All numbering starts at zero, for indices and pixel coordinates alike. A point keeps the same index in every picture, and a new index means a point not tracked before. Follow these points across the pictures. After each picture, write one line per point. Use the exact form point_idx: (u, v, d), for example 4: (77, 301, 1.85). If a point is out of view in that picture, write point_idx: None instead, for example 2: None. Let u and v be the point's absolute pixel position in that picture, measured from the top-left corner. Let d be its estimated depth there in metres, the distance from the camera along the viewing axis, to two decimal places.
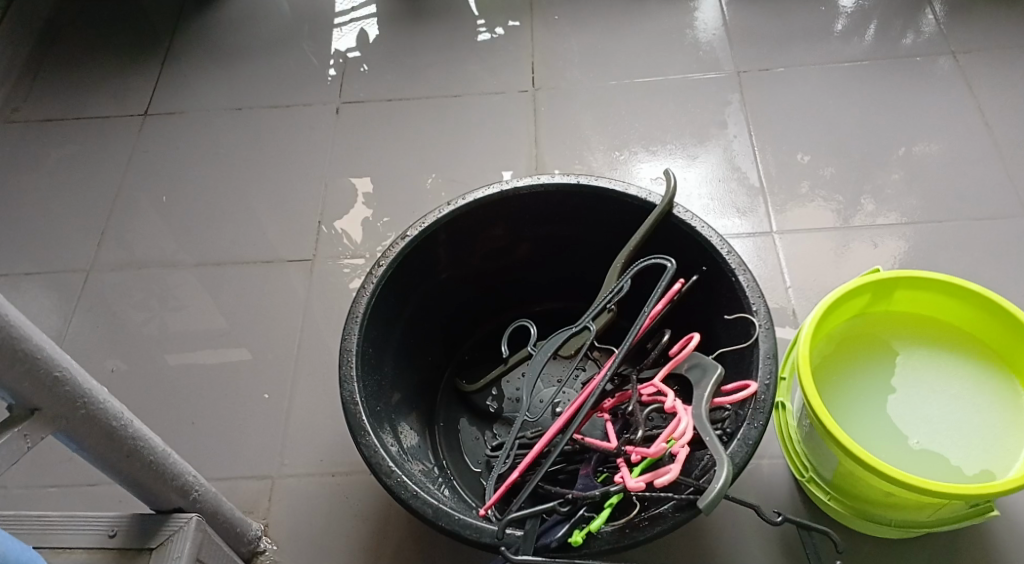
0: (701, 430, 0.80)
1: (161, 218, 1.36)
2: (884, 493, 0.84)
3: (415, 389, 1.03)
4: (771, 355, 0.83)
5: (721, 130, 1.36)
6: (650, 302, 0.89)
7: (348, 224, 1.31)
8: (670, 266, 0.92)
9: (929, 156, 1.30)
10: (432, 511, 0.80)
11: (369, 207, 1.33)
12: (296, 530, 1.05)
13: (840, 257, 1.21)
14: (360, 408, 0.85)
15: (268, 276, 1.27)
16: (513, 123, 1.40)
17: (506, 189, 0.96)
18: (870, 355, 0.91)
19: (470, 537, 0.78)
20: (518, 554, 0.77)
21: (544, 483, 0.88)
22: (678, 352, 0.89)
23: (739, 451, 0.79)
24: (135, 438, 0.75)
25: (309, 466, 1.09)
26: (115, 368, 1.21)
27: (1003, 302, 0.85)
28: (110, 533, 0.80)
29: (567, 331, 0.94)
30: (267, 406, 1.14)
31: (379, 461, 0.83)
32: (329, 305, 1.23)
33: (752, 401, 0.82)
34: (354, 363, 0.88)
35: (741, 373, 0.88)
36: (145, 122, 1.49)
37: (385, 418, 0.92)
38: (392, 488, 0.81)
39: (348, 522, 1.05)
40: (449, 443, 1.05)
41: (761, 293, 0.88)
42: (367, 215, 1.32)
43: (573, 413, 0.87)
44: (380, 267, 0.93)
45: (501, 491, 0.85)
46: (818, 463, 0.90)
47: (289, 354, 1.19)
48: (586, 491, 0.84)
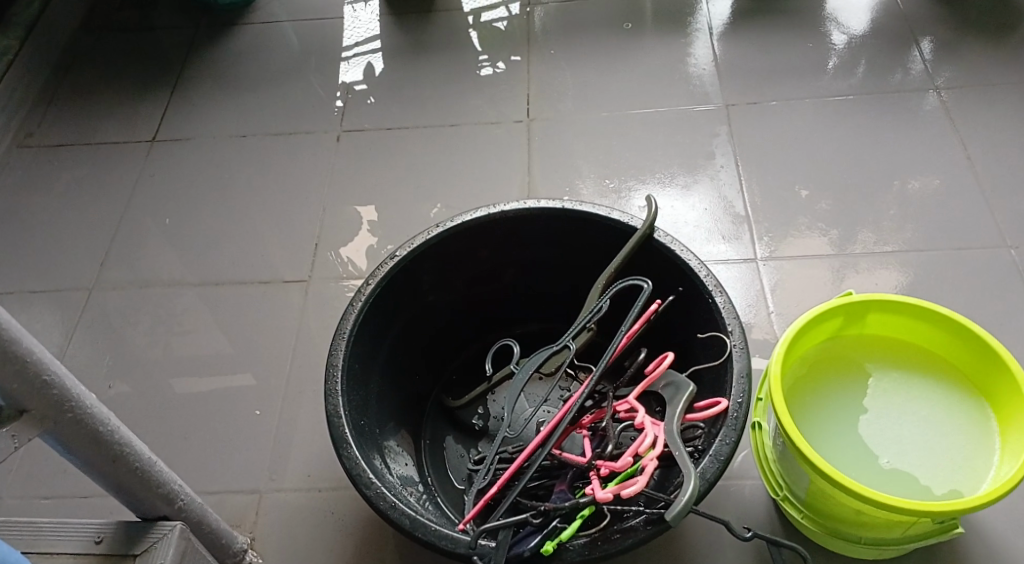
0: (671, 445, 0.83)
1: (163, 240, 1.40)
2: (854, 511, 0.85)
3: (402, 406, 1.05)
4: (744, 373, 0.85)
5: (709, 161, 1.39)
6: (627, 321, 0.92)
7: (353, 252, 1.34)
8: (647, 287, 0.94)
9: (913, 189, 1.32)
10: (409, 522, 0.82)
11: (375, 235, 1.36)
12: (282, 543, 1.07)
13: (833, 285, 1.23)
14: (343, 421, 0.88)
15: (265, 297, 1.30)
16: (508, 152, 1.44)
17: (493, 212, 1.00)
18: (843, 377, 0.93)
19: (444, 547, 0.81)
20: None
21: (521, 497, 0.90)
22: (653, 370, 0.91)
23: (709, 466, 0.81)
24: (121, 444, 0.77)
25: (297, 481, 1.11)
26: (113, 385, 1.24)
27: (972, 325, 0.87)
28: (95, 540, 0.82)
29: (548, 350, 0.96)
30: (259, 422, 1.17)
31: (359, 472, 0.85)
32: (323, 326, 1.26)
33: (724, 418, 0.84)
34: (339, 377, 0.90)
35: (716, 392, 0.90)
36: (153, 147, 1.54)
37: (370, 432, 0.94)
38: (372, 498, 0.83)
39: (332, 537, 1.06)
40: (434, 459, 1.07)
41: (736, 314, 0.90)
42: (373, 243, 1.35)
43: (552, 428, 0.89)
44: (369, 285, 0.96)
45: (479, 505, 0.87)
46: (791, 481, 0.91)
47: (282, 372, 1.22)
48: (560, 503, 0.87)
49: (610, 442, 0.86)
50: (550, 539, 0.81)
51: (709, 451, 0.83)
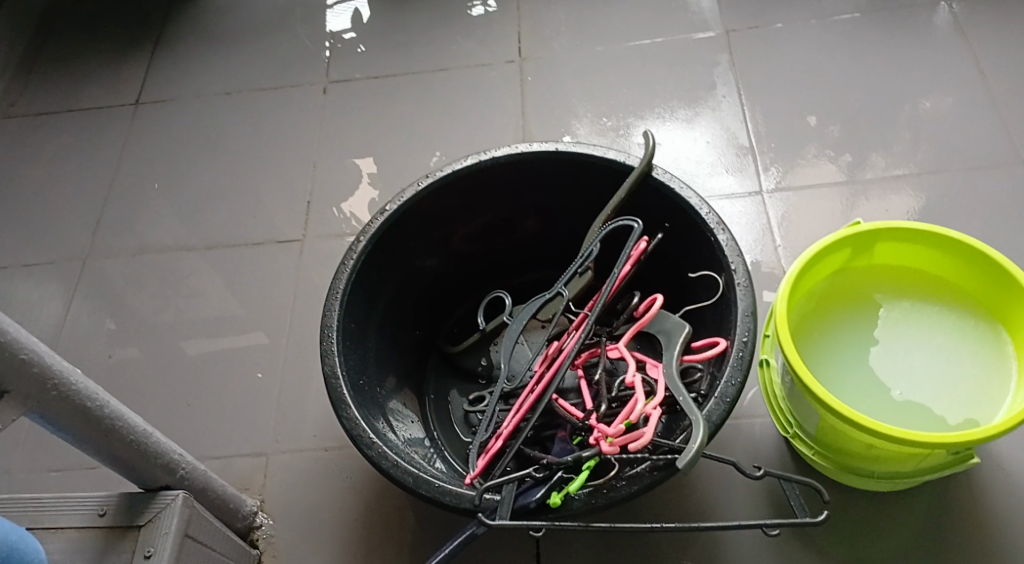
0: (673, 391, 0.82)
1: (154, 205, 1.37)
2: (866, 446, 0.83)
3: (403, 361, 1.04)
4: (749, 312, 0.84)
5: (710, 92, 1.34)
6: (618, 265, 0.92)
7: (355, 207, 1.31)
8: (636, 226, 0.94)
9: (925, 110, 1.27)
10: (413, 480, 0.81)
11: (375, 188, 1.32)
12: (290, 504, 1.06)
13: (845, 214, 1.20)
14: (341, 382, 0.86)
15: (260, 258, 1.28)
16: (502, 95, 1.39)
17: (484, 159, 0.96)
18: (853, 310, 0.90)
19: (451, 504, 0.79)
20: (495, 518, 0.77)
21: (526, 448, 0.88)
22: (643, 314, 0.91)
23: (715, 408, 0.80)
24: (112, 417, 0.76)
25: (302, 442, 1.10)
26: (113, 353, 1.23)
27: (986, 249, 0.83)
28: (100, 513, 0.82)
29: (540, 299, 0.98)
30: (262, 384, 1.15)
31: (360, 433, 0.84)
32: (320, 283, 1.24)
33: (728, 358, 0.83)
34: (335, 338, 0.89)
35: (722, 331, 0.88)
36: (137, 110, 1.50)
37: (370, 393, 0.93)
38: (374, 459, 0.82)
39: (340, 494, 1.05)
40: (439, 413, 1.06)
41: (739, 251, 0.88)
42: (374, 196, 1.31)
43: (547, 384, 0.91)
44: (360, 242, 0.93)
45: (486, 459, 0.88)
46: (802, 418, 0.89)
47: (282, 334, 1.20)
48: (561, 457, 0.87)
49: (607, 394, 0.84)
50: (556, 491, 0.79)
51: (713, 396, 0.81)
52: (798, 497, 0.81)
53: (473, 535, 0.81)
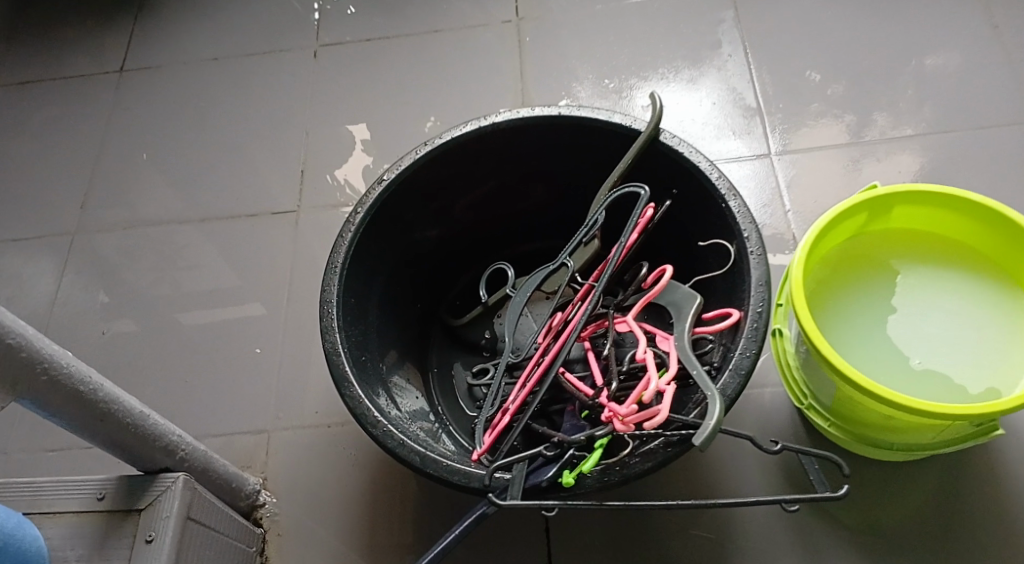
0: (686, 364, 0.80)
1: (144, 176, 1.33)
2: (884, 416, 0.81)
3: (405, 335, 1.01)
4: (762, 281, 0.82)
5: (715, 51, 1.29)
6: (625, 234, 0.89)
7: (348, 173, 1.28)
8: (642, 193, 0.90)
9: (937, 67, 1.23)
10: (420, 459, 0.78)
11: (369, 154, 1.29)
12: (293, 481, 1.04)
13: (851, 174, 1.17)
14: (343, 358, 0.84)
15: (254, 230, 1.24)
16: (500, 57, 1.35)
17: (485, 125, 0.92)
18: (869, 277, 0.87)
19: (460, 483, 0.77)
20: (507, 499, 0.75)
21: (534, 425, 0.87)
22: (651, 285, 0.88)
23: (730, 381, 0.79)
24: (106, 401, 0.73)
25: (304, 418, 1.07)
26: (106, 330, 1.20)
27: (1009, 213, 0.80)
28: (97, 496, 0.80)
29: (544, 270, 0.95)
30: (260, 360, 1.13)
31: (364, 411, 0.81)
32: (317, 255, 1.20)
33: (740, 329, 0.82)
34: (335, 314, 0.86)
35: (735, 301, 0.86)
36: (122, 78, 1.45)
37: (373, 368, 0.90)
38: (379, 438, 0.80)
39: (345, 471, 1.03)
40: (443, 388, 1.03)
41: (752, 218, 0.85)
42: (367, 162, 1.28)
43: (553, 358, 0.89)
44: (358, 213, 0.90)
45: (494, 436, 0.87)
46: (817, 389, 0.87)
47: (279, 308, 1.17)
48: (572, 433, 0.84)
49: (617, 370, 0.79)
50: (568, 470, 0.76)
51: (727, 370, 0.80)
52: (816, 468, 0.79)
53: (484, 514, 0.78)
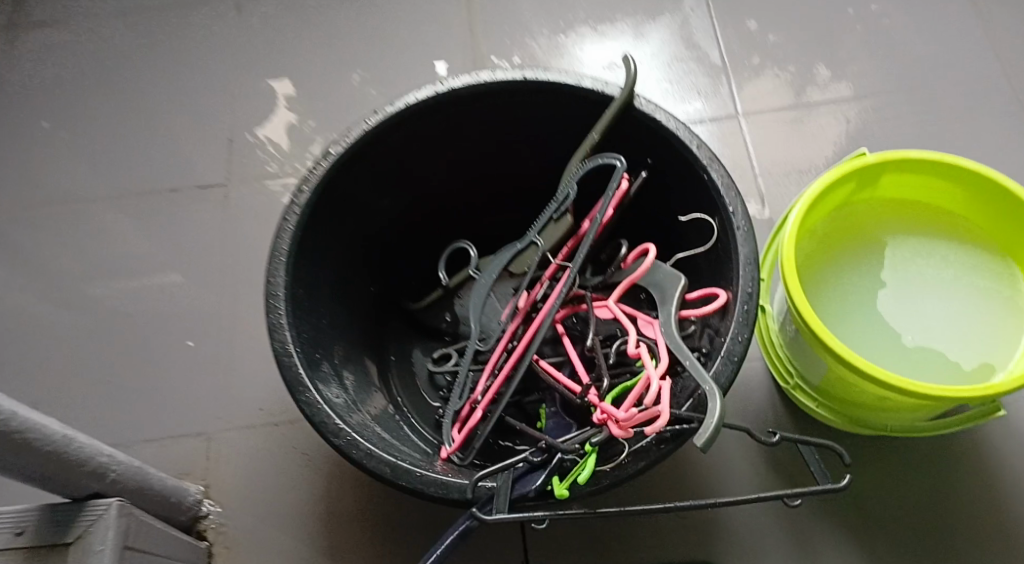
0: (678, 354, 0.74)
1: (47, 148, 1.18)
2: (878, 398, 0.76)
3: (359, 323, 0.93)
4: (752, 260, 0.76)
5: (676, 3, 1.22)
6: (600, 210, 0.83)
7: (272, 132, 1.17)
8: (619, 164, 0.84)
9: (905, 19, 1.18)
10: (390, 471, 0.72)
11: (293, 112, 1.18)
12: (239, 487, 0.95)
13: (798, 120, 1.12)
14: (295, 360, 0.76)
15: (179, 207, 1.12)
16: (444, 9, 1.23)
17: (442, 91, 0.83)
18: (857, 250, 0.83)
19: (436, 494, 0.70)
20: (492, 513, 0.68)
21: (508, 420, 0.83)
22: (631, 264, 0.82)
23: (722, 368, 0.73)
24: (22, 431, 0.64)
25: (248, 417, 0.98)
26: (12, 323, 1.06)
27: (1007, 182, 0.75)
28: (16, 532, 0.69)
29: (511, 249, 0.89)
30: (195, 354, 1.02)
31: (323, 420, 0.74)
32: (252, 235, 1.09)
33: (729, 311, 0.76)
34: (283, 309, 0.78)
35: (721, 281, 0.80)
36: (13, 32, 1.28)
37: (328, 366, 0.82)
38: (342, 448, 0.73)
39: (297, 474, 0.94)
40: (404, 376, 0.95)
41: (737, 190, 0.78)
42: (293, 120, 1.17)
43: (526, 346, 0.84)
44: (304, 193, 0.80)
45: (464, 434, 0.84)
46: (804, 368, 0.82)
47: (213, 294, 1.06)
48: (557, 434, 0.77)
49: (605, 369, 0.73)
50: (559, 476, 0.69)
51: (717, 356, 0.74)
52: (817, 461, 0.71)
53: (470, 527, 0.70)
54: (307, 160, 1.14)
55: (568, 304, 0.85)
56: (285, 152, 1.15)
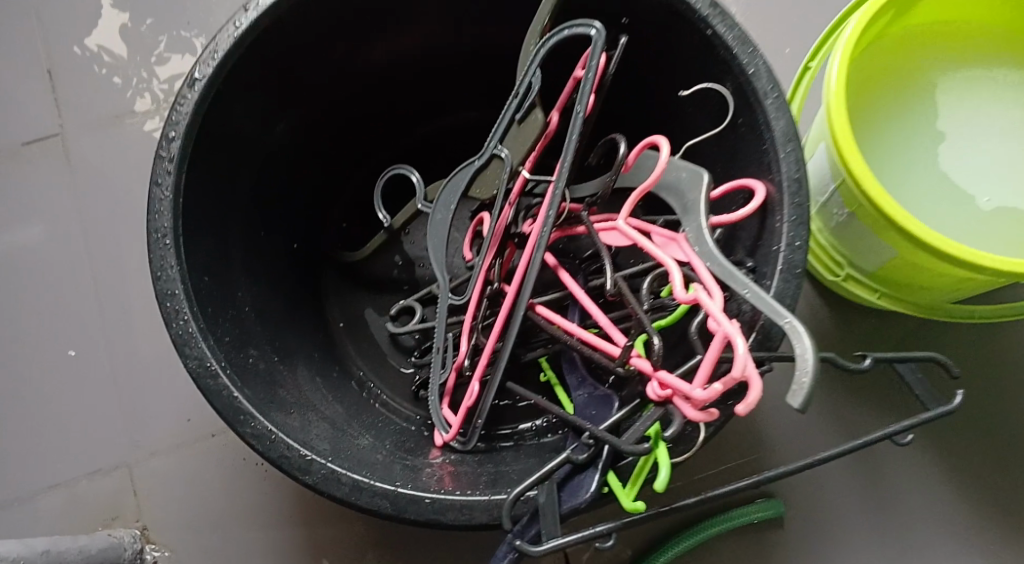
0: (733, 285, 0.55)
1: None
2: (957, 283, 0.62)
3: (286, 295, 0.73)
4: (791, 137, 0.57)
5: None
6: (579, 101, 0.62)
7: (101, 37, 0.88)
8: (596, 31, 0.62)
9: None
10: (391, 504, 0.56)
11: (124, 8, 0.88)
12: (183, 518, 0.79)
13: None
14: (227, 382, 0.57)
15: (8, 174, 0.86)
16: None
17: None
18: (894, 95, 0.68)
19: (459, 521, 0.55)
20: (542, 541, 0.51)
21: (514, 386, 0.66)
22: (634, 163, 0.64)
23: (784, 287, 0.56)
24: None
25: (175, 433, 0.80)
26: None
27: None
28: None
29: (469, 168, 0.70)
30: (82, 366, 0.82)
31: (284, 453, 0.56)
32: (113, 197, 0.85)
33: (776, 210, 0.58)
34: (189, 314, 0.57)
35: (750, 169, 0.61)
36: None
37: (266, 371, 0.62)
38: (319, 487, 0.56)
39: (253, 489, 0.79)
40: (360, 346, 0.78)
41: (755, 45, 0.58)
42: (124, 20, 0.88)
43: (517, 293, 0.66)
44: (171, 143, 0.57)
45: (461, 413, 0.67)
46: (856, 255, 0.67)
47: (85, 288, 0.84)
48: (587, 408, 0.59)
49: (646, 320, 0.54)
50: (615, 475, 0.53)
51: (772, 271, 0.57)
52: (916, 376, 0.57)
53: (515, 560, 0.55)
54: (155, 67, 0.88)
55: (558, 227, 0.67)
56: (124, 60, 0.88)
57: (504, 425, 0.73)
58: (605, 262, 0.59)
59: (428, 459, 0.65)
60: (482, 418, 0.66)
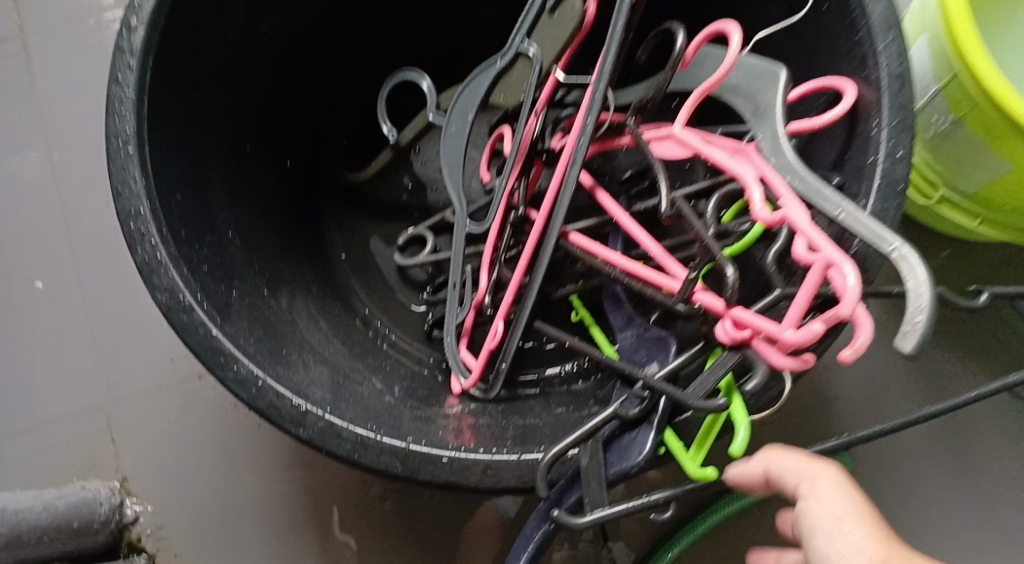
0: (822, 206, 0.44)
1: None
2: None
3: (279, 219, 0.63)
4: (892, 25, 0.45)
5: None
6: None
7: None
8: None
9: None
10: (401, 463, 0.47)
11: None
12: (167, 468, 0.71)
13: None
14: (204, 318, 0.47)
15: None
16: None
17: None
18: None
19: (483, 483, 0.46)
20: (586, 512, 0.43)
21: (543, 327, 0.56)
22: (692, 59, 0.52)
23: (881, 207, 0.45)
24: None
25: (157, 374, 0.72)
26: None
27: None
28: None
29: (488, 70, 0.61)
30: (50, 298, 0.73)
31: (274, 403, 0.47)
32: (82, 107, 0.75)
33: (870, 114, 0.47)
34: (156, 236, 0.47)
35: (838, 66, 0.49)
36: None
37: (251, 306, 0.53)
38: (316, 442, 0.47)
39: (247, 438, 0.71)
40: (363, 278, 0.68)
41: None
42: None
43: (548, 218, 0.56)
44: (137, 31, 0.47)
45: (482, 357, 0.58)
46: (958, 174, 0.56)
47: (54, 214, 0.74)
48: (637, 356, 0.50)
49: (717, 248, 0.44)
50: (674, 434, 0.44)
51: (867, 189, 0.46)
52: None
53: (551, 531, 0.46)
54: None
55: (596, 140, 0.56)
56: None
57: (528, 369, 0.63)
58: (658, 175, 0.48)
59: (444, 409, 0.56)
60: (505, 363, 0.57)
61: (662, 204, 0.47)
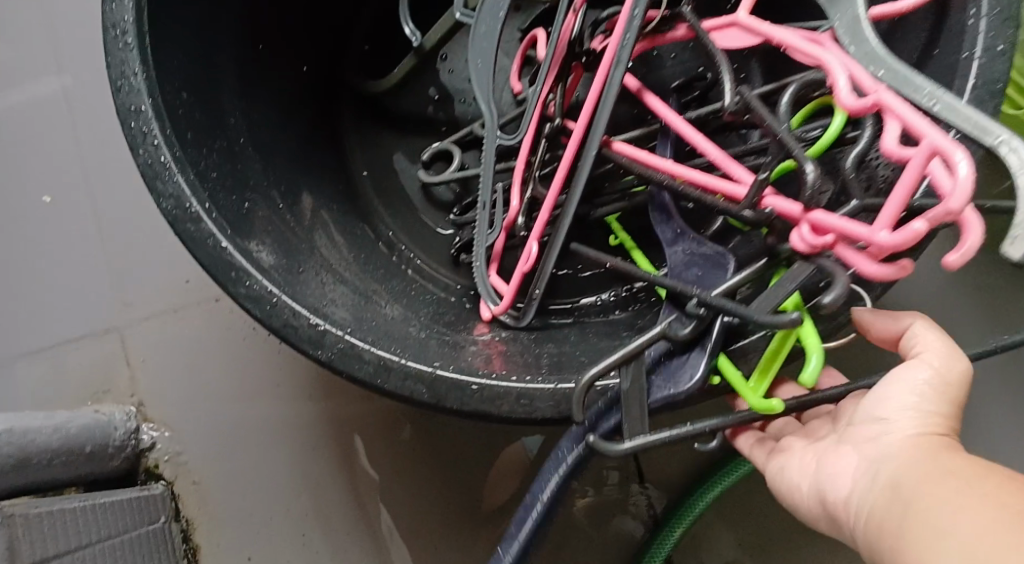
0: (910, 92, 0.39)
1: None
2: None
3: (298, 130, 0.59)
4: None
5: None
6: None
7: None
8: None
9: None
10: (426, 390, 0.43)
11: None
12: (183, 394, 0.68)
13: None
14: (213, 227, 0.43)
15: None
16: None
17: None
18: None
19: (516, 415, 0.43)
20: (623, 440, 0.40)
21: (582, 248, 0.51)
22: None
23: (977, 107, 0.39)
24: None
25: (171, 295, 0.69)
26: None
27: None
28: None
29: None
30: (60, 214, 0.71)
31: (289, 323, 0.43)
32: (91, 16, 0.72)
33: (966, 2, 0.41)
34: (159, 137, 0.43)
35: None
36: None
37: (265, 220, 0.49)
38: (335, 365, 0.43)
39: (266, 364, 0.68)
40: (387, 198, 0.64)
41: None
42: None
43: (588, 126, 0.51)
44: None
45: (515, 280, 0.53)
46: None
47: (62, 129, 0.72)
48: (687, 274, 0.45)
49: (793, 143, 0.41)
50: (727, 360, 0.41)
51: (959, 88, 0.40)
52: None
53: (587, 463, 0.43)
54: None
55: (645, 37, 0.50)
56: None
57: (560, 299, 0.59)
58: (721, 68, 0.45)
59: (472, 336, 0.52)
60: (540, 288, 0.52)
61: (726, 96, 0.45)
